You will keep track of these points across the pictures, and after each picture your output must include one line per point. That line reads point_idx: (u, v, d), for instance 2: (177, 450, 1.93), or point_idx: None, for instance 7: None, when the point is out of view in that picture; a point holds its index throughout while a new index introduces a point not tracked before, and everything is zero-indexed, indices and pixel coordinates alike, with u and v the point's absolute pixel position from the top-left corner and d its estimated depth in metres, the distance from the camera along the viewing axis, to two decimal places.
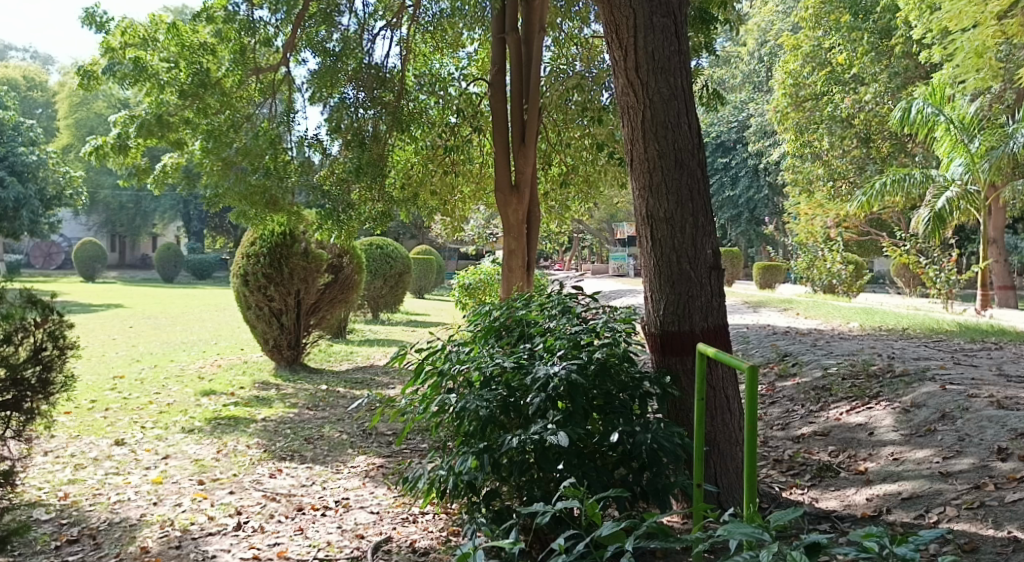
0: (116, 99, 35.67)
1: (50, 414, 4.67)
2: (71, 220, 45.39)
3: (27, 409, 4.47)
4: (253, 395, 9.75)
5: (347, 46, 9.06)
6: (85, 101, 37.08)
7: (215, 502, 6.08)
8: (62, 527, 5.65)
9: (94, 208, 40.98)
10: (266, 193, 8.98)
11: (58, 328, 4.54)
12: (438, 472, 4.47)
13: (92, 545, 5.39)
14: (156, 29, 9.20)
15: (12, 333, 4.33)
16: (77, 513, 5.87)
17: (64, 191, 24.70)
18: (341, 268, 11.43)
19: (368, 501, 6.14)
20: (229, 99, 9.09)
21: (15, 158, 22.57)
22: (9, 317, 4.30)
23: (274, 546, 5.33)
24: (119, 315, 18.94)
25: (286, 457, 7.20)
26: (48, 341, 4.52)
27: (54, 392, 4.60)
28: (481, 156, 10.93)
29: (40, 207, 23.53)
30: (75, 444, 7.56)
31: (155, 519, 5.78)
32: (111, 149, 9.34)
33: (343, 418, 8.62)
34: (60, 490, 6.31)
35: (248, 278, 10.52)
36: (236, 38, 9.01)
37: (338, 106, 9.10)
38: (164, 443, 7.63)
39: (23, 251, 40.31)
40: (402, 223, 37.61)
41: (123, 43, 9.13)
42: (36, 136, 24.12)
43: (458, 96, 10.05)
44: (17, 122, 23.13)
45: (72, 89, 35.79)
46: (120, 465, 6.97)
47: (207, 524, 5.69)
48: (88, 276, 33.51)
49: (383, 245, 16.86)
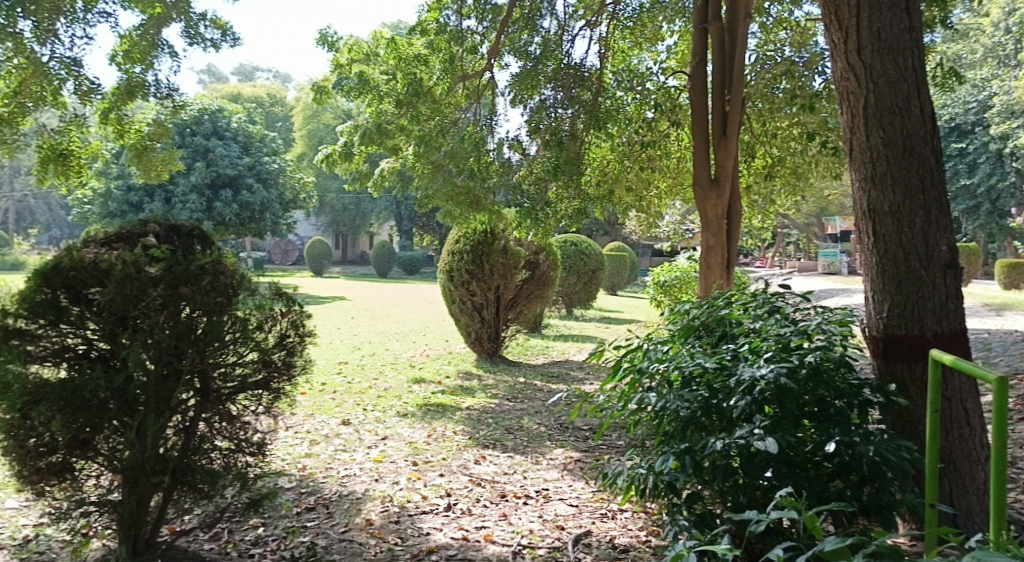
0: (341, 109, 37.89)
1: (293, 394, 4.96)
2: (303, 221, 48.94)
3: (276, 389, 4.75)
4: (458, 384, 10.03)
5: (547, 48, 9.11)
6: (316, 114, 39.52)
7: (426, 483, 6.28)
8: (302, 495, 6.03)
9: (323, 209, 44.03)
10: (470, 194, 9.31)
11: (299, 317, 4.82)
12: (637, 471, 4.32)
13: (325, 514, 5.71)
14: (377, 46, 9.73)
15: (262, 321, 4.64)
16: (313, 484, 6.25)
17: (300, 195, 26.08)
18: (538, 265, 11.47)
19: (568, 493, 6.12)
20: (439, 106, 9.40)
21: (262, 166, 24.28)
22: (261, 307, 4.64)
23: (481, 529, 5.42)
24: (345, 307, 20.22)
25: (490, 445, 7.34)
26: (291, 329, 4.79)
27: (297, 375, 4.87)
28: (679, 151, 10.68)
29: (281, 210, 25.07)
30: (311, 422, 8.08)
31: (377, 494, 6.04)
32: (338, 157, 9.99)
33: (541, 410, 8.69)
34: (300, 462, 6.74)
35: (452, 273, 10.92)
36: (447, 48, 9.40)
37: (538, 107, 9.07)
38: (383, 424, 7.98)
39: (265, 249, 43.65)
40: (593, 220, 37.61)
41: (350, 59, 9.75)
42: (278, 146, 25.87)
43: (656, 91, 9.81)
44: (263, 135, 25.01)
45: (307, 102, 38.38)
46: (346, 442, 7.35)
47: (422, 502, 5.87)
48: (318, 272, 35.81)
49: (577, 242, 16.86)
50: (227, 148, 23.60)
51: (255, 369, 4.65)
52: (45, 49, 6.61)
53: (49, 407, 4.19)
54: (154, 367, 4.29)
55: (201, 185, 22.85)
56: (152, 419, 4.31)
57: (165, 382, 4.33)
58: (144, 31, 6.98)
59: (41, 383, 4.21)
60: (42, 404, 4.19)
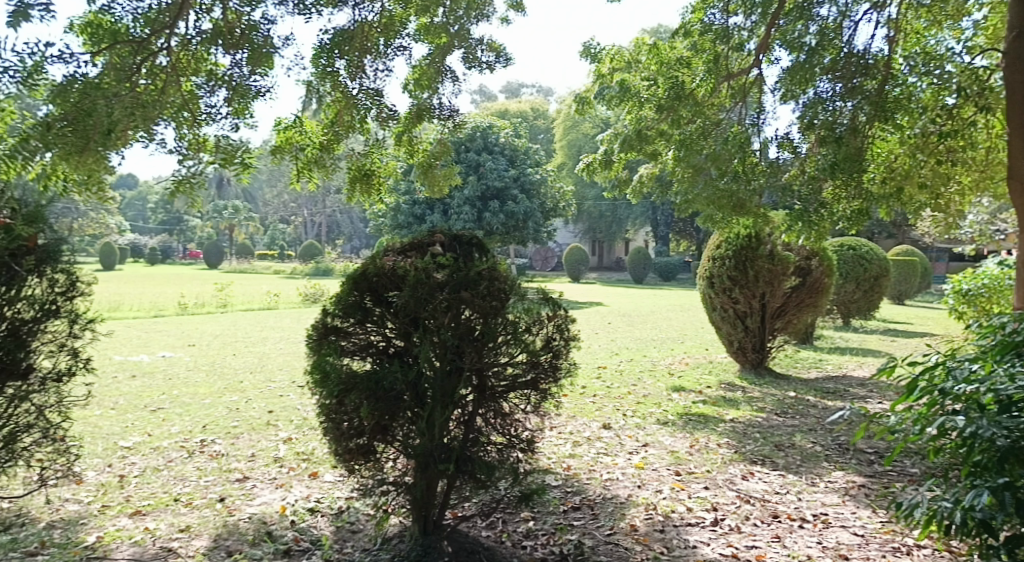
0: (602, 119, 37.93)
1: (559, 394, 4.93)
2: (562, 229, 49.75)
3: (544, 390, 4.73)
4: (721, 395, 9.50)
5: (824, 38, 8.27)
6: (577, 124, 39.94)
7: (692, 494, 5.90)
8: (568, 494, 5.87)
9: (579, 217, 44.47)
10: (734, 198, 8.51)
11: (563, 322, 4.74)
12: (942, 502, 3.70)
13: (591, 514, 5.52)
14: (640, 52, 9.62)
15: (530, 325, 4.62)
16: (579, 484, 6.08)
17: (560, 204, 26.45)
18: (809, 271, 10.55)
19: (851, 521, 5.47)
20: (702, 108, 8.99)
21: (525, 177, 24.69)
22: (530, 310, 4.64)
23: (753, 548, 5.07)
24: (602, 313, 20.18)
25: (758, 462, 6.78)
26: (556, 333, 4.72)
27: (562, 377, 4.82)
28: (989, 139, 9.53)
29: (542, 220, 25.37)
30: (573, 423, 7.96)
31: (641, 500, 5.77)
32: (598, 164, 9.88)
33: (816, 429, 7.93)
34: (564, 462, 6.62)
35: (714, 279, 10.44)
36: (712, 48, 9.02)
37: (813, 101, 8.29)
38: (643, 431, 7.69)
39: (527, 256, 44.72)
40: (879, 223, 34.68)
41: (612, 69, 9.74)
42: (541, 157, 26.11)
43: (958, 73, 8.68)
44: (527, 147, 25.37)
45: (566, 113, 38.82)
46: (608, 446, 7.14)
47: (687, 514, 5.55)
48: (574, 277, 36.12)
49: (855, 247, 15.90)
50: (495, 162, 24.30)
51: (524, 370, 4.66)
52: (356, 84, 6.73)
53: (358, 396, 4.46)
54: (441, 363, 4.46)
55: (472, 198, 23.94)
56: (439, 411, 4.47)
57: (449, 378, 4.48)
58: (432, 58, 7.11)
59: (351, 373, 4.50)
60: (353, 392, 4.47)
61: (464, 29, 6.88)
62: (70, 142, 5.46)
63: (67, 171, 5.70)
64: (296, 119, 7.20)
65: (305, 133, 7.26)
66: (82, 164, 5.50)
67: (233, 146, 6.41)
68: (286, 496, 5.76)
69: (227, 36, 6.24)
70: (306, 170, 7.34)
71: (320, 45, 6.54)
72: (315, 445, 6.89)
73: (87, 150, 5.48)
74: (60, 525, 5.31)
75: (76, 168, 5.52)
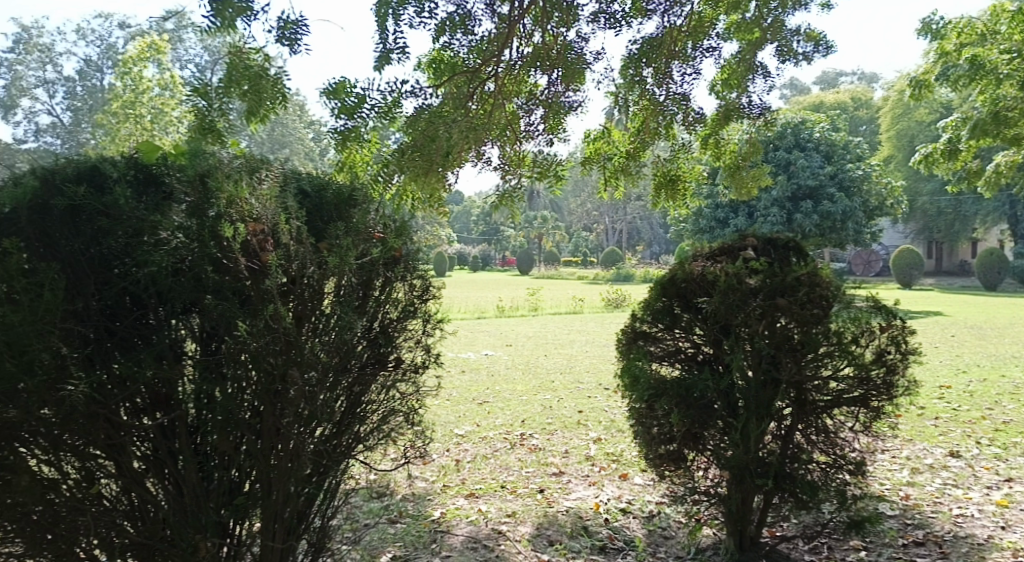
0: (938, 105, 34.15)
1: (893, 415, 4.28)
2: (892, 229, 45.71)
3: (874, 407, 4.12)
4: None
5: None
6: (908, 111, 36.44)
7: None
8: (908, 527, 5.00)
9: (911, 215, 40.58)
10: None
11: (900, 334, 4.17)
12: None
13: (938, 552, 4.66)
14: (998, 21, 8.07)
15: (857, 336, 4.08)
16: (922, 517, 5.14)
17: (888, 202, 23.64)
18: None
19: None
20: None
21: (844, 174, 22.48)
22: (858, 320, 4.11)
23: None
24: (942, 324, 18.16)
25: None
26: (890, 346, 4.16)
27: (898, 395, 4.18)
28: None
29: (864, 219, 22.90)
30: (910, 448, 6.97)
31: (1006, 544, 4.74)
32: (941, 155, 8.76)
33: None
34: (902, 490, 5.74)
35: None
36: None
37: None
38: (1006, 464, 6.42)
39: (846, 259, 41.60)
40: None
41: (960, 44, 8.37)
42: (863, 151, 23.85)
43: None
44: (848, 141, 23.23)
45: (892, 101, 35.52)
46: (958, 478, 6.05)
47: None
48: (905, 283, 32.79)
49: None
50: (809, 159, 22.68)
51: (851, 384, 4.08)
52: (664, 91, 6.22)
53: (668, 402, 4.20)
54: (754, 373, 4.06)
55: (781, 199, 22.98)
56: (753, 423, 4.04)
57: (765, 388, 4.05)
58: (741, 56, 6.12)
59: (661, 379, 4.27)
60: (663, 398, 4.23)
61: (778, 20, 5.85)
62: (418, 167, 5.32)
63: (416, 190, 5.47)
64: (605, 128, 6.88)
65: (614, 143, 6.88)
66: (427, 185, 5.36)
67: (549, 161, 6.26)
68: (599, 493, 5.43)
69: (546, 57, 5.67)
70: (614, 179, 6.89)
71: (629, 55, 6.18)
72: (626, 447, 6.47)
73: (431, 171, 5.33)
74: (408, 498, 5.37)
75: (423, 189, 5.39)
